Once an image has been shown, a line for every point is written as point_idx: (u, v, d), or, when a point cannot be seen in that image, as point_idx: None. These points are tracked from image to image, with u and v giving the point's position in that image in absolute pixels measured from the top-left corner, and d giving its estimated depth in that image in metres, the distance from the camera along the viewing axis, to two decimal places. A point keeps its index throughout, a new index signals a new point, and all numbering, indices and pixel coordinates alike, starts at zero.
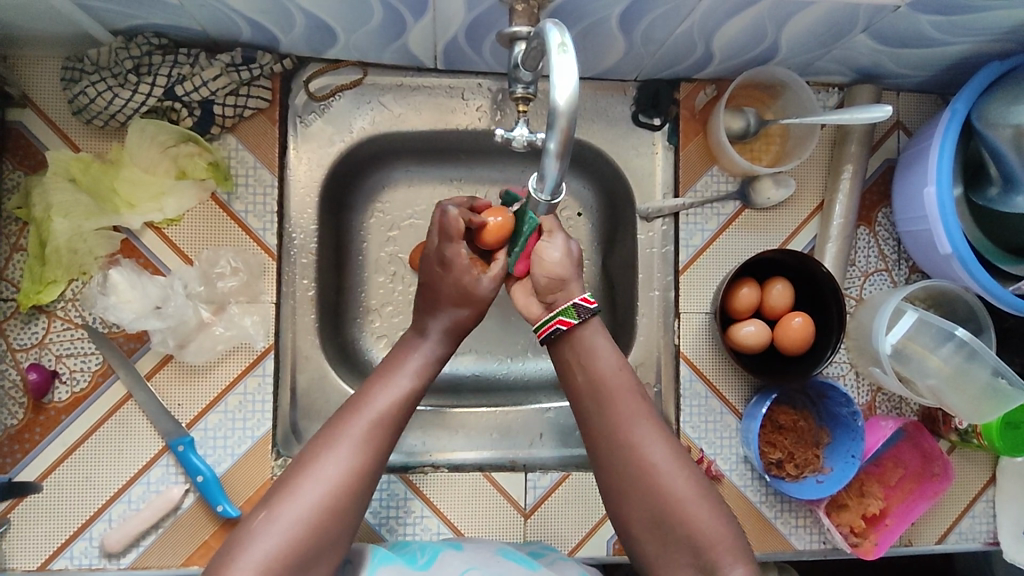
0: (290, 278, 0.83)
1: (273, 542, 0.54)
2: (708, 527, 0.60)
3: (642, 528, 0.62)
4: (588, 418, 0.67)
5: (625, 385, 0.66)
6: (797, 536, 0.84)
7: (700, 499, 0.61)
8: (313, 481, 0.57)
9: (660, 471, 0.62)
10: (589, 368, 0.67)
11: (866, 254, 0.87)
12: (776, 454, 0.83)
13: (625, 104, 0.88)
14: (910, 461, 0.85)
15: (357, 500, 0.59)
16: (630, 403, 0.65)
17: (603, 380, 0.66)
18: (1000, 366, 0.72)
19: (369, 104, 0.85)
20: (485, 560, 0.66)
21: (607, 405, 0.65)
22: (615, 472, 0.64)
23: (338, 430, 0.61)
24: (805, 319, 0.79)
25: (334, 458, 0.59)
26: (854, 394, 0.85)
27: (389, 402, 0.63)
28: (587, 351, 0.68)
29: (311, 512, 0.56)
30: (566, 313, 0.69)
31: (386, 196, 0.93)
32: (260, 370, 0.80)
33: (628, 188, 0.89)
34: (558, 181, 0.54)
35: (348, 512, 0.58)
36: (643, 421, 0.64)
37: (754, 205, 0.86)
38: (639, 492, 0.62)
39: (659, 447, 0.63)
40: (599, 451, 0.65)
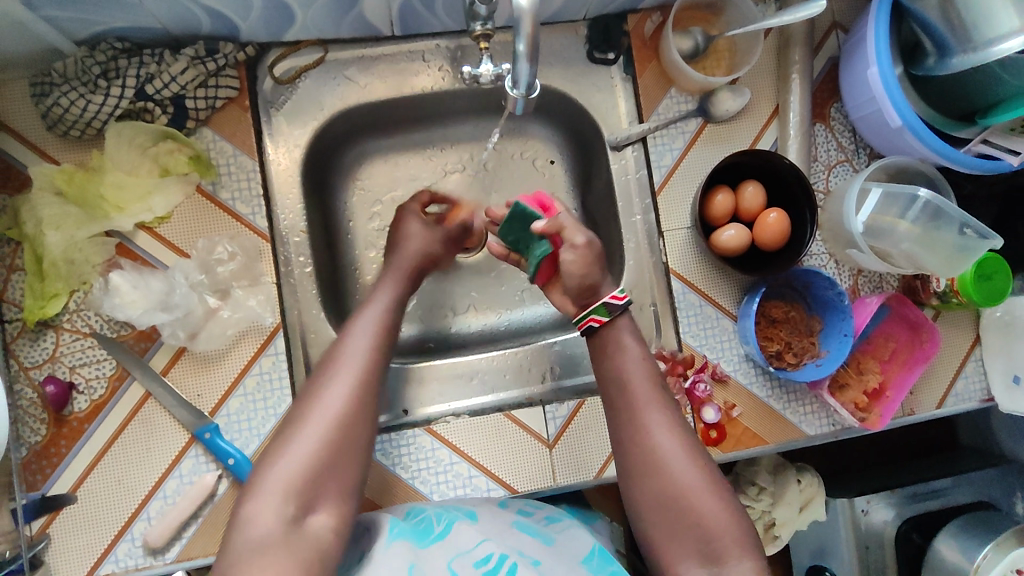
0: (285, 258, 0.85)
1: (291, 470, 0.60)
2: (715, 517, 0.64)
3: (650, 513, 0.67)
4: (612, 414, 0.72)
5: (647, 384, 0.71)
6: (808, 422, 0.89)
7: (711, 493, 0.66)
8: (319, 412, 0.64)
9: (673, 466, 0.67)
10: (611, 368, 0.73)
11: (827, 148, 0.92)
12: (775, 346, 0.88)
13: (578, 44, 0.92)
14: (899, 334, 0.90)
15: (367, 408, 0.66)
16: (646, 395, 0.71)
17: (629, 375, 0.72)
18: (964, 220, 0.76)
19: (334, 79, 0.87)
20: (501, 533, 0.69)
21: (630, 398, 0.71)
22: (636, 461, 0.69)
23: (331, 368, 0.67)
24: (780, 213, 0.83)
25: (331, 392, 0.65)
26: (838, 279, 0.90)
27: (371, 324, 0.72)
28: (607, 355, 0.74)
29: (319, 442, 0.62)
30: (599, 312, 0.75)
31: (365, 173, 0.99)
32: (272, 349, 0.81)
33: (593, 123, 0.93)
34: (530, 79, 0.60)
35: (353, 434, 0.64)
36: (659, 420, 0.69)
37: (715, 118, 0.90)
38: (651, 485, 0.67)
39: (671, 441, 0.68)
40: (621, 442, 0.70)
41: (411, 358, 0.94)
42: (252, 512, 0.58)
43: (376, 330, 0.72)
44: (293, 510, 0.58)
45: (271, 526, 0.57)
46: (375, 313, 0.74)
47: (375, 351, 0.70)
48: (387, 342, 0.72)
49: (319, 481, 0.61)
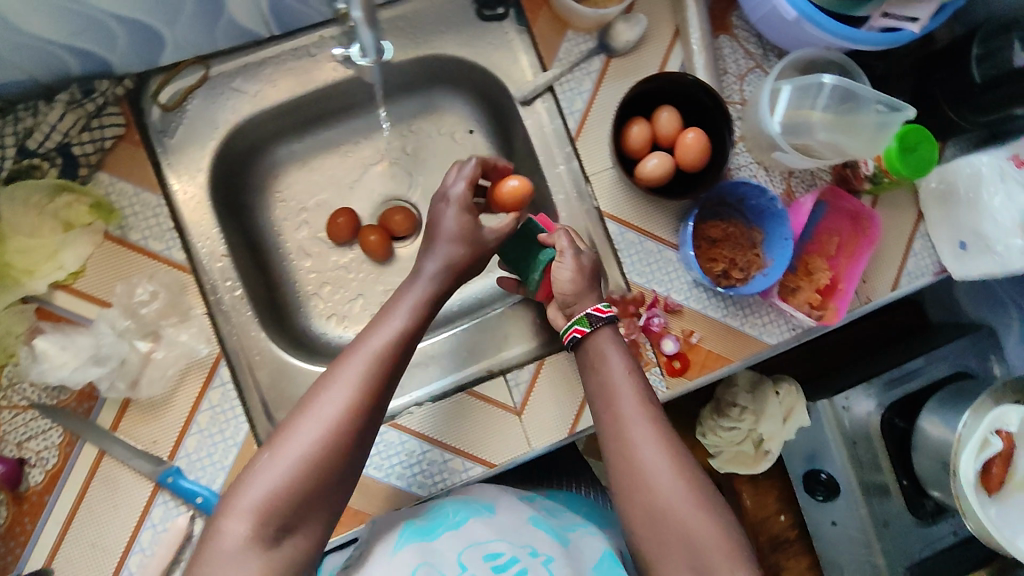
0: (212, 286, 0.83)
1: (278, 477, 0.58)
2: (701, 531, 0.66)
3: (640, 525, 0.68)
4: (601, 426, 0.75)
5: (630, 395, 0.74)
6: (769, 333, 0.88)
7: (695, 504, 0.67)
8: (313, 417, 0.61)
9: (654, 478, 0.69)
10: (602, 376, 0.76)
11: (734, 59, 0.90)
12: (720, 266, 0.87)
13: (465, 5, 0.89)
14: (841, 227, 0.90)
15: (355, 440, 0.62)
16: (634, 408, 0.73)
17: (612, 386, 0.75)
18: (881, 97, 0.78)
19: (224, 95, 0.85)
20: (517, 530, 0.74)
21: (615, 410, 0.73)
22: (623, 472, 0.70)
23: (335, 370, 0.64)
24: (697, 133, 0.83)
25: (332, 395, 0.62)
26: (771, 186, 0.89)
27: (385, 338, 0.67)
28: (597, 364, 0.77)
29: (311, 448, 0.59)
30: (582, 323, 0.78)
31: (286, 182, 0.97)
32: (218, 381, 0.79)
33: (498, 83, 0.91)
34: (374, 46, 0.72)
35: (349, 443, 0.61)
36: (647, 431, 0.71)
37: (616, 51, 0.88)
38: (639, 496, 0.69)
39: (660, 454, 0.70)
40: (609, 454, 0.73)
41: None
42: (221, 537, 0.56)
43: (390, 338, 0.67)
44: (275, 524, 0.57)
45: (247, 529, 0.56)
46: (392, 326, 0.68)
47: (388, 355, 0.66)
48: (397, 361, 0.67)
49: (290, 515, 0.58)
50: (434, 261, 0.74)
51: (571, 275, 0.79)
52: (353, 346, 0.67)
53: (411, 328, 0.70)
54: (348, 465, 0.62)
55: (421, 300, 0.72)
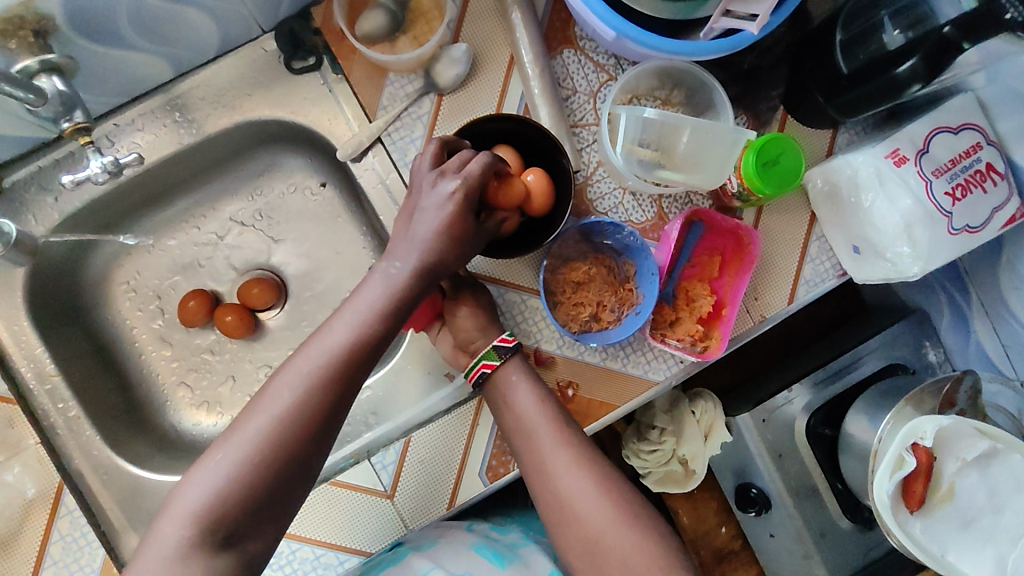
0: (44, 412, 0.78)
1: (218, 482, 0.57)
2: (635, 555, 0.68)
3: (573, 556, 0.71)
4: (520, 462, 0.75)
5: (546, 427, 0.73)
6: (655, 370, 0.81)
7: (627, 528, 0.70)
8: (262, 411, 0.60)
9: (583, 508, 0.71)
10: (513, 414, 0.75)
11: (582, 73, 0.82)
12: (587, 311, 0.79)
13: (272, 60, 0.82)
14: (724, 244, 0.81)
15: (305, 439, 0.60)
16: (553, 441, 0.73)
17: (526, 421, 0.74)
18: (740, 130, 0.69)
19: (21, 207, 0.78)
20: (456, 558, 0.80)
21: (534, 446, 0.73)
22: (552, 506, 0.72)
23: (288, 362, 0.62)
24: (537, 173, 0.74)
25: (280, 387, 0.61)
26: (639, 213, 0.81)
27: (327, 347, 0.62)
28: (507, 401, 0.75)
29: (252, 449, 0.58)
30: (488, 357, 0.75)
31: (128, 270, 0.90)
32: (65, 509, 0.75)
33: (326, 140, 0.83)
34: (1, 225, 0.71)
35: (298, 440, 0.59)
36: (569, 462, 0.72)
37: (444, 89, 0.80)
38: (568, 528, 0.71)
39: (583, 484, 0.72)
40: (534, 489, 0.74)
41: None
42: (162, 541, 0.56)
43: (382, 303, 0.64)
44: (219, 531, 0.57)
45: (184, 535, 0.56)
46: (340, 331, 0.63)
47: (360, 337, 0.63)
48: (344, 374, 0.62)
49: (234, 525, 0.57)
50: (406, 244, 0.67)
51: (474, 316, 0.76)
52: (316, 332, 0.64)
53: (398, 304, 0.65)
54: (281, 484, 0.59)
55: (394, 290, 0.65)
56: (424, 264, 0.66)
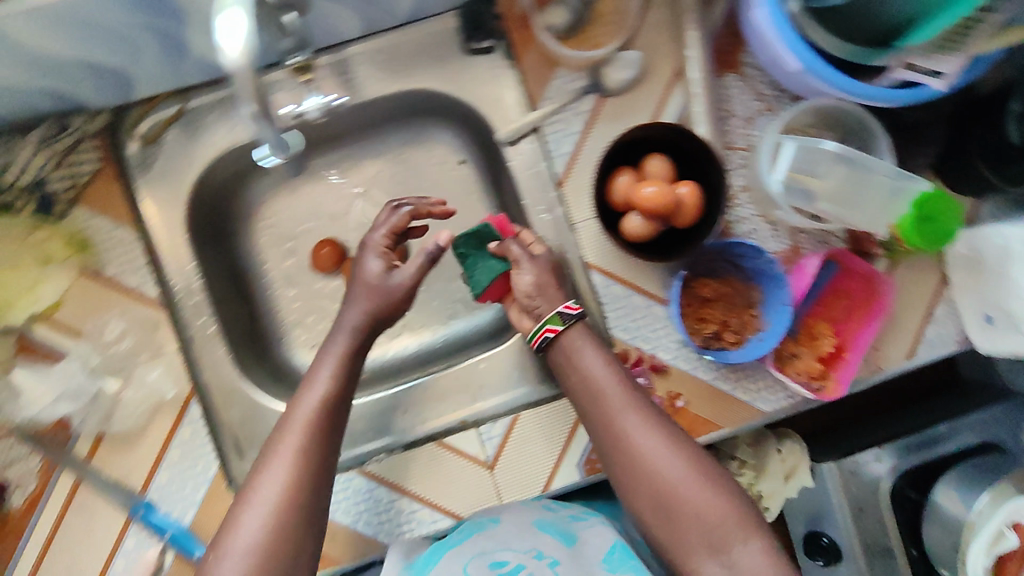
0: (185, 322, 0.81)
1: (258, 531, 0.63)
2: (710, 507, 0.68)
3: (646, 511, 0.71)
4: (588, 421, 0.76)
5: (614, 385, 0.74)
6: (763, 399, 0.83)
7: (700, 483, 0.69)
8: (265, 485, 0.65)
9: (655, 464, 0.70)
10: (580, 375, 0.76)
11: (743, 99, 0.83)
12: (710, 328, 0.82)
13: (451, 36, 0.85)
14: (852, 289, 0.83)
15: (305, 513, 0.65)
16: (620, 401, 0.74)
17: (595, 381, 0.75)
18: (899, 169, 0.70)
19: (202, 130, 0.83)
20: (521, 535, 0.74)
21: (603, 404, 0.74)
22: (622, 465, 0.72)
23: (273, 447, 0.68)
24: (691, 187, 0.76)
25: (276, 465, 0.66)
26: (773, 244, 0.82)
27: (310, 406, 0.70)
28: (574, 361, 0.76)
29: (267, 516, 0.63)
30: (553, 321, 0.77)
31: (270, 211, 0.95)
32: (188, 418, 0.80)
33: (484, 120, 0.86)
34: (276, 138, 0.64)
35: (301, 511, 0.65)
36: (638, 420, 0.73)
37: (609, 91, 0.83)
38: (639, 485, 0.71)
39: (653, 441, 0.72)
40: (603, 450, 0.74)
41: None
42: None
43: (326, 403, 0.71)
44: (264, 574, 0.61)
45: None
46: (316, 394, 0.71)
47: (316, 429, 0.69)
48: (326, 431, 0.70)
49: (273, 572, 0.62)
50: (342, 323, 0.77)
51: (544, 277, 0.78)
52: (290, 415, 0.71)
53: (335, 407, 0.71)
54: (312, 507, 0.66)
55: (327, 398, 0.71)
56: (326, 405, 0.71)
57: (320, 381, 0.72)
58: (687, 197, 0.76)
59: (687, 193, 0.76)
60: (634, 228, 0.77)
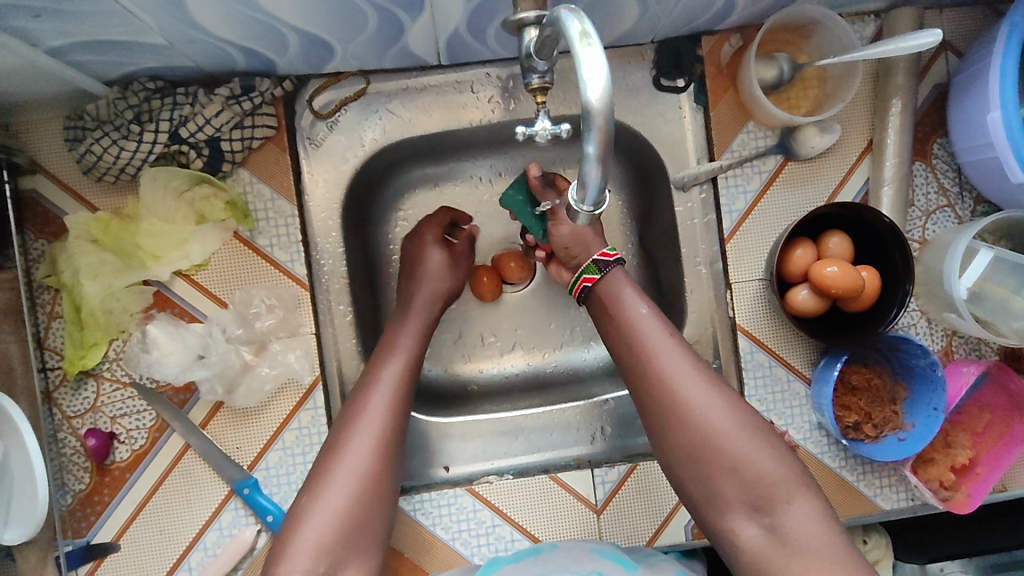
0: (325, 306, 0.81)
1: (325, 520, 0.59)
2: (757, 460, 0.62)
3: (682, 463, 0.64)
4: (623, 364, 0.68)
5: (658, 327, 0.67)
6: (884, 497, 0.83)
7: (746, 437, 0.63)
8: (344, 469, 0.62)
9: (698, 413, 0.63)
10: (620, 316, 0.68)
11: (925, 191, 0.81)
12: (852, 417, 0.80)
13: (644, 69, 0.82)
14: (995, 404, 0.81)
15: (378, 492, 0.63)
16: (664, 343, 0.66)
17: (635, 325, 0.67)
18: None
19: (377, 113, 0.81)
20: (578, 560, 0.71)
21: (639, 346, 0.67)
22: (659, 411, 0.65)
23: (351, 426, 0.65)
24: (871, 272, 0.74)
25: (354, 446, 0.64)
26: (928, 342, 0.81)
27: (386, 401, 0.67)
28: (617, 301, 0.69)
29: (349, 500, 0.61)
30: (589, 270, 0.71)
31: (409, 202, 0.91)
32: (311, 403, 0.78)
33: (659, 160, 0.84)
34: (599, 187, 0.49)
35: (382, 495, 0.63)
36: (682, 365, 0.65)
37: (798, 156, 0.80)
38: (676, 433, 0.64)
39: (696, 389, 0.64)
40: (637, 393, 0.67)
41: (454, 407, 0.90)
42: None
43: (397, 382, 0.69)
44: (329, 558, 0.58)
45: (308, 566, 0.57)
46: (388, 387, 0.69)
47: (393, 408, 0.67)
48: (402, 404, 0.68)
49: (339, 554, 0.59)
50: (423, 292, 0.80)
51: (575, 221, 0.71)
52: (359, 396, 0.68)
53: (408, 374, 0.71)
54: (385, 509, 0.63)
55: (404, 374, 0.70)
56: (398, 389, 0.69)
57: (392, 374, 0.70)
58: (869, 280, 0.74)
59: (867, 277, 0.74)
60: (806, 301, 0.75)
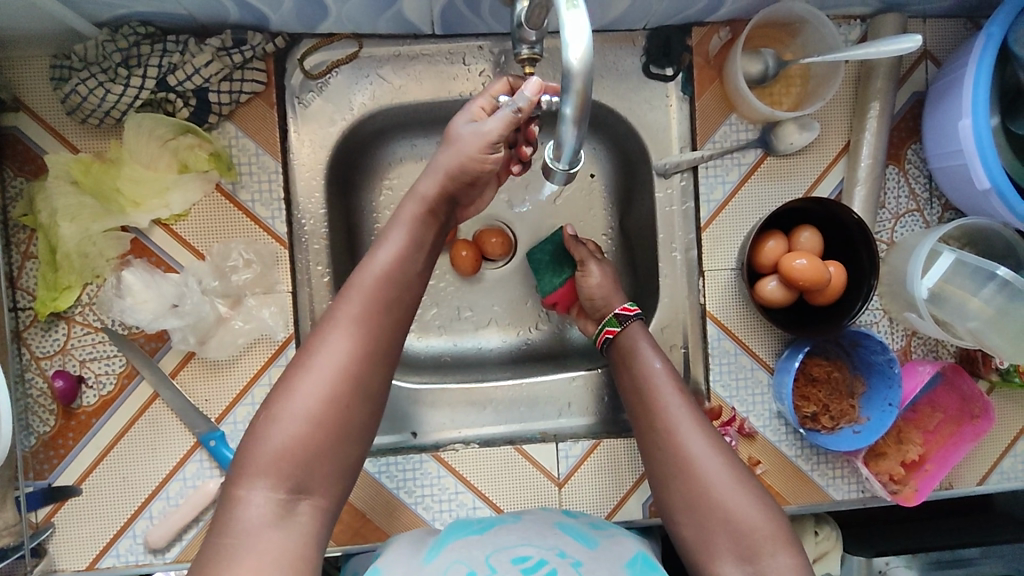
0: (304, 265, 0.82)
1: (288, 432, 0.55)
2: (745, 513, 0.62)
3: (676, 510, 0.66)
4: (633, 413, 0.73)
5: (665, 380, 0.72)
6: (835, 487, 0.85)
7: (736, 486, 0.64)
8: (317, 370, 0.57)
9: (694, 460, 0.66)
10: (633, 367, 0.75)
11: (897, 194, 0.83)
12: (810, 408, 0.83)
13: (634, 55, 0.84)
14: (948, 405, 0.84)
15: (358, 402, 0.58)
16: (668, 394, 0.71)
17: (644, 377, 0.73)
18: None
19: (368, 78, 0.82)
20: (543, 534, 0.68)
21: (646, 396, 0.72)
22: (660, 457, 0.68)
23: (337, 314, 0.60)
24: (839, 266, 0.77)
25: (332, 343, 0.58)
26: (889, 340, 0.84)
27: (378, 275, 0.61)
28: (631, 353, 0.76)
29: (317, 407, 0.56)
30: (610, 323, 0.79)
31: (394, 170, 0.91)
32: (283, 360, 0.79)
33: (642, 145, 0.85)
34: (576, 149, 0.51)
35: (355, 400, 0.58)
36: (683, 416, 0.69)
37: (777, 151, 0.82)
38: (673, 477, 0.67)
39: (697, 436, 0.67)
40: (643, 439, 0.71)
41: (426, 375, 0.90)
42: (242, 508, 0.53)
43: (392, 265, 0.62)
44: (290, 482, 0.54)
45: (262, 512, 0.53)
46: (389, 255, 0.62)
47: (374, 310, 0.60)
48: (386, 305, 0.60)
49: (301, 475, 0.55)
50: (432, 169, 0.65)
51: (600, 280, 0.83)
52: (353, 279, 0.61)
53: (409, 261, 0.63)
54: (370, 396, 0.59)
55: (406, 246, 0.63)
56: (393, 270, 0.62)
57: (392, 242, 0.63)
58: (836, 276, 0.76)
59: (834, 272, 0.77)
60: (775, 289, 0.77)
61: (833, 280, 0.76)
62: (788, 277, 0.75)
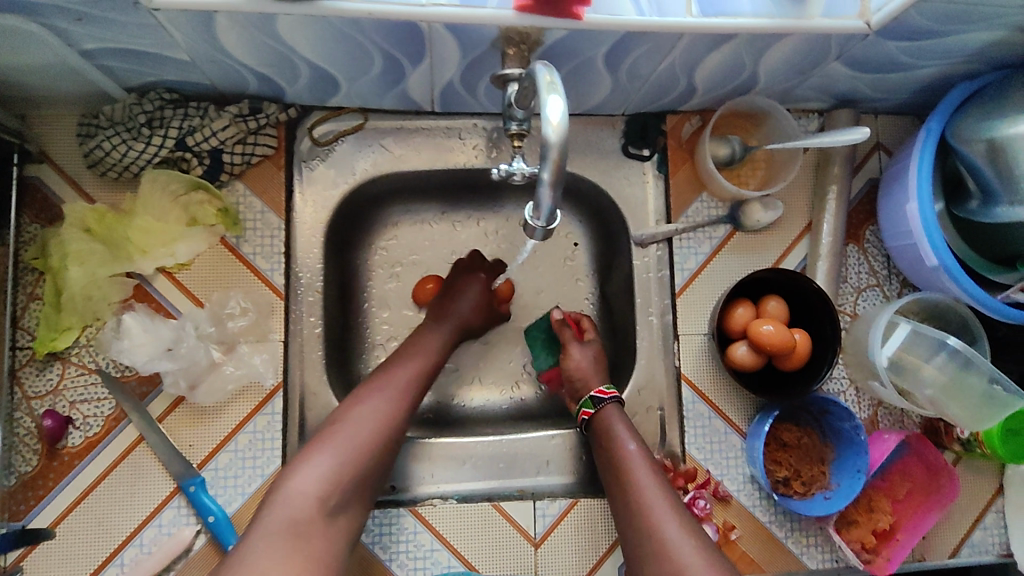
0: (297, 316, 0.85)
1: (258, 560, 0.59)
2: None
3: None
4: (615, 498, 0.75)
5: (643, 465, 0.74)
6: (809, 555, 0.86)
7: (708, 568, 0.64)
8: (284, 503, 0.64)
9: (669, 542, 0.67)
10: (614, 454, 0.77)
11: (857, 271, 0.89)
12: (782, 472, 0.85)
13: (615, 137, 0.92)
14: (916, 475, 0.86)
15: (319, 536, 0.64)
16: (647, 479, 0.73)
17: (624, 462, 0.75)
18: (994, 373, 0.75)
19: (371, 147, 0.89)
20: None
21: (625, 481, 0.74)
22: (638, 541, 0.69)
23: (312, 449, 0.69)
24: (805, 334, 0.81)
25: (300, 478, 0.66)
26: (856, 409, 0.88)
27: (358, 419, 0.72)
28: (609, 435, 0.79)
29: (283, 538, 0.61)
30: (586, 405, 0.82)
31: (390, 232, 0.97)
32: (269, 408, 0.81)
33: (621, 217, 0.92)
34: (553, 209, 0.57)
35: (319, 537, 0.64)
36: (659, 500, 0.71)
37: (745, 227, 0.89)
38: (650, 562, 0.67)
39: (671, 522, 0.68)
40: (625, 526, 0.72)
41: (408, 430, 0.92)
42: None
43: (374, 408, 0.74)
44: None
45: None
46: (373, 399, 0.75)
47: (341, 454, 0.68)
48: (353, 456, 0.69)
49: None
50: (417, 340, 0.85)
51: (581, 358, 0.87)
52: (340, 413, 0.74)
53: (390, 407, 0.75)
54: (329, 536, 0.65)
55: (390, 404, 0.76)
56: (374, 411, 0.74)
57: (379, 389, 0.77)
58: (802, 343, 0.81)
59: (800, 339, 0.81)
60: (745, 352, 0.81)
61: (798, 345, 0.81)
62: (756, 342, 0.80)
